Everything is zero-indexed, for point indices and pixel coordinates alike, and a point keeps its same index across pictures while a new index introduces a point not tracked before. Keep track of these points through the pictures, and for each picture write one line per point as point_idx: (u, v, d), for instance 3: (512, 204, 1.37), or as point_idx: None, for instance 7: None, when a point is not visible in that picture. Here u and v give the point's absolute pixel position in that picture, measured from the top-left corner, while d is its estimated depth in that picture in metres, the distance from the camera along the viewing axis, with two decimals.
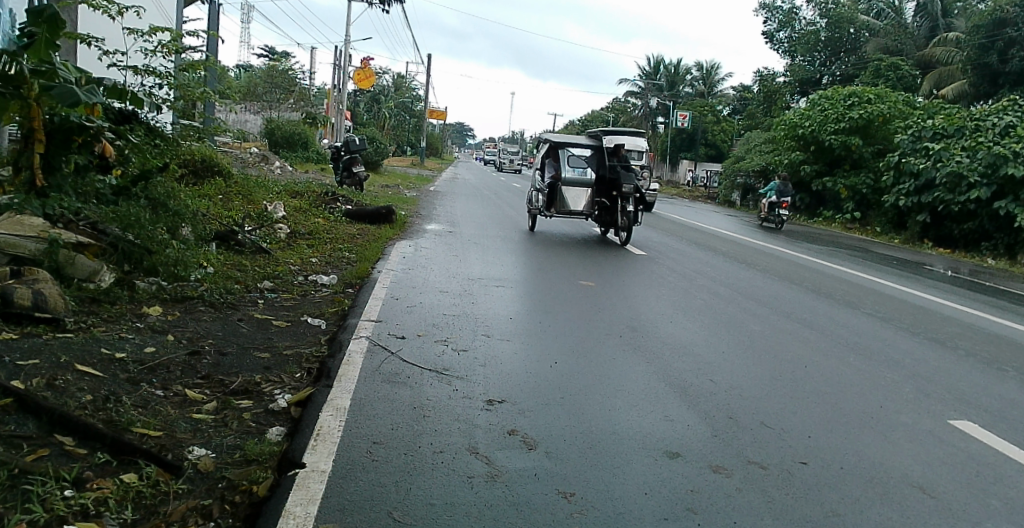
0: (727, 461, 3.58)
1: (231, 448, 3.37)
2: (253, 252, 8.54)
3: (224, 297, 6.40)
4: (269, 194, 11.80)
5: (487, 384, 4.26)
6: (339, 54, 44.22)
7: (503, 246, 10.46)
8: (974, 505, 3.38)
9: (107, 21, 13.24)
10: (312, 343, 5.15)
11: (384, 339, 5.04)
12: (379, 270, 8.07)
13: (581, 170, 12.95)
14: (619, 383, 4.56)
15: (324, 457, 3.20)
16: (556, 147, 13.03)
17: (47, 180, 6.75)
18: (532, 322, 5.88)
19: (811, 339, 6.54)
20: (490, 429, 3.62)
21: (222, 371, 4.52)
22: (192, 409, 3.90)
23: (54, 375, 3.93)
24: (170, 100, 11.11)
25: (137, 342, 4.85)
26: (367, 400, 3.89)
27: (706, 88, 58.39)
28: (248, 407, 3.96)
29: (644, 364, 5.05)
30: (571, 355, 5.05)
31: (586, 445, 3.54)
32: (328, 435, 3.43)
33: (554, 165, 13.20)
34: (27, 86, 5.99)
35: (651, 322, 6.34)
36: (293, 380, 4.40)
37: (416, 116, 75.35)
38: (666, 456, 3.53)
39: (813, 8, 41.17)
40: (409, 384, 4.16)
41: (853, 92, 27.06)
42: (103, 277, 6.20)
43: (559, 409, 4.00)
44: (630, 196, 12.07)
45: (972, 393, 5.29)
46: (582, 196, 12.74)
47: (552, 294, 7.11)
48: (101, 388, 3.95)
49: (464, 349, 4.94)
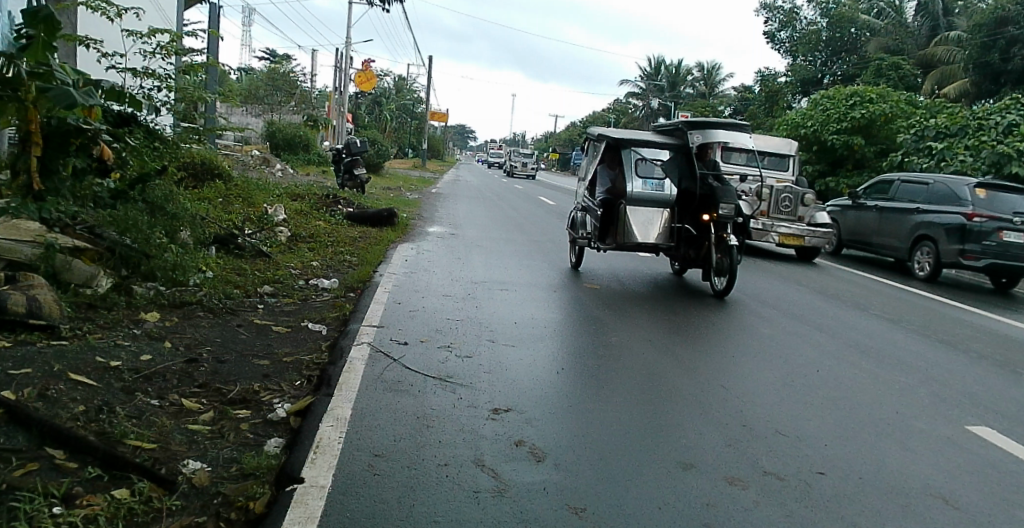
0: (741, 472, 3.45)
1: (228, 462, 3.25)
2: (253, 255, 8.41)
3: (221, 302, 6.28)
4: (269, 197, 11.69)
5: (493, 392, 4.14)
6: (340, 56, 44.15)
7: (507, 249, 10.32)
8: (1000, 516, 3.24)
9: (105, 23, 13.13)
10: (313, 349, 5.02)
11: (386, 345, 4.92)
12: (381, 273, 7.96)
13: (657, 181, 8.53)
14: (629, 390, 4.44)
15: (324, 472, 3.07)
16: (617, 145, 8.68)
17: (44, 184, 6.49)
18: (538, 327, 5.75)
19: (821, 343, 6.40)
20: (497, 440, 3.49)
21: (219, 379, 4.41)
22: (188, 419, 3.79)
23: (46, 385, 3.82)
24: (169, 103, 11.04)
25: (132, 350, 4.73)
26: (369, 409, 3.77)
27: (707, 89, 57.76)
28: (246, 417, 3.84)
29: (652, 370, 4.92)
30: (579, 362, 4.92)
31: (596, 457, 3.42)
32: (329, 447, 3.31)
33: (611, 172, 8.95)
34: (25, 88, 5.85)
35: (658, 326, 6.22)
36: (293, 388, 4.27)
37: (417, 118, 75.28)
38: (678, 467, 3.41)
39: (813, 7, 41.15)
40: (411, 392, 4.04)
41: (855, 91, 26.96)
42: (100, 282, 6.08)
43: (567, 418, 3.88)
44: (731, 221, 8.04)
45: (988, 398, 5.15)
46: (657, 220, 8.46)
47: (557, 299, 6.97)
48: (95, 398, 3.83)
49: (468, 356, 4.79)
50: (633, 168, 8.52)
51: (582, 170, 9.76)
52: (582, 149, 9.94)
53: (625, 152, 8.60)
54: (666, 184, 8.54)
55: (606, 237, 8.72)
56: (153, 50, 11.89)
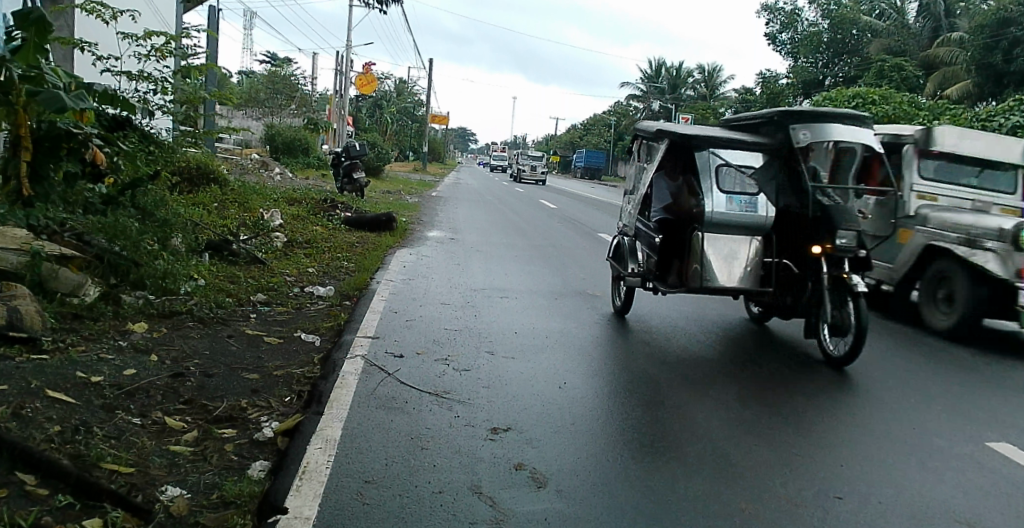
0: (754, 492, 3.25)
1: (209, 488, 3.05)
2: (248, 261, 8.17)
3: (213, 311, 6.07)
4: (266, 201, 11.50)
5: (492, 410, 3.93)
6: (341, 59, 44.01)
7: (507, 254, 10.12)
8: None
9: (100, 25, 12.96)
10: (304, 362, 4.82)
11: (380, 358, 4.71)
12: (378, 280, 7.76)
13: (746, 197, 5.98)
14: (635, 407, 4.24)
15: (310, 501, 2.87)
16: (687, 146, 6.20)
17: (34, 190, 6.16)
18: (539, 338, 5.54)
19: (831, 352, 6.19)
20: (495, 463, 3.30)
21: (206, 396, 4.21)
22: (170, 440, 3.59)
23: (21, 403, 3.62)
24: (165, 106, 10.86)
25: (117, 364, 4.53)
26: (360, 430, 3.57)
27: (708, 91, 57.89)
28: (231, 437, 3.64)
29: (658, 384, 4.72)
30: (582, 376, 4.71)
31: (601, 482, 3.21)
32: (316, 473, 3.11)
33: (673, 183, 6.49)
34: (15, 92, 5.59)
35: (662, 337, 6.03)
36: (282, 404, 4.07)
37: (417, 121, 75.17)
38: (690, 493, 3.20)
39: (815, 8, 41.03)
40: (405, 409, 3.85)
41: (857, 93, 26.85)
42: (88, 291, 5.88)
43: (569, 438, 3.67)
44: (849, 254, 5.68)
45: (1006, 410, 4.95)
46: (742, 253, 6.00)
47: (559, 307, 6.76)
48: (72, 417, 3.63)
49: (466, 369, 4.60)
50: (717, 181, 5.96)
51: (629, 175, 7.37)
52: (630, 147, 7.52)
53: (700, 154, 6.09)
54: (761, 200, 6.00)
55: (667, 272, 6.42)
56: (147, 53, 11.71)
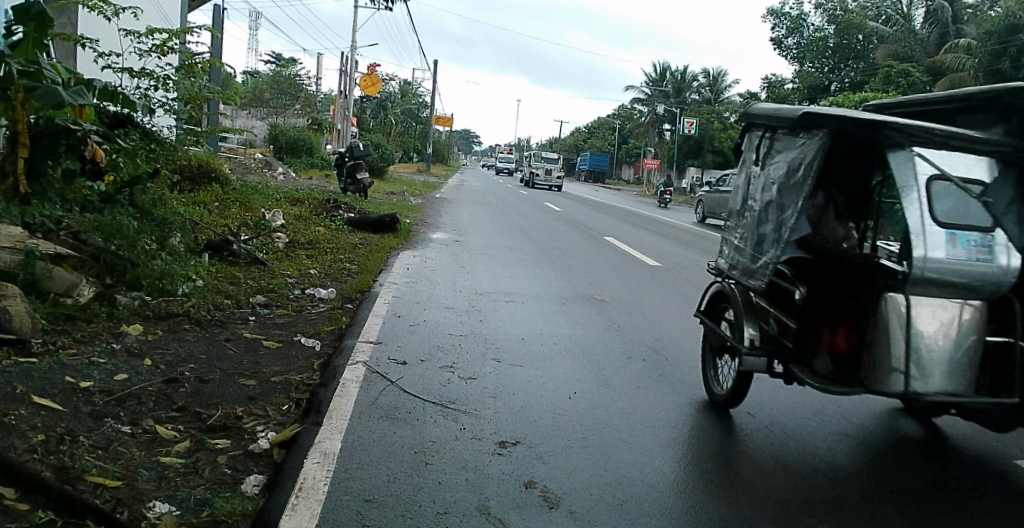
0: (777, 516, 3.05)
1: (200, 505, 2.87)
2: (248, 262, 7.97)
3: (211, 314, 5.88)
4: (268, 201, 11.31)
5: (500, 422, 3.75)
6: (346, 60, 43.91)
7: (514, 256, 9.92)
8: None
9: (102, 22, 12.85)
10: (304, 368, 4.63)
11: (383, 365, 4.52)
12: (381, 283, 7.58)
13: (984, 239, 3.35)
14: (647, 420, 4.05)
15: (307, 521, 2.68)
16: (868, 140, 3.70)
17: (30, 187, 6.25)
18: (547, 345, 5.35)
19: None
20: (504, 481, 3.11)
21: (200, 403, 4.03)
22: (160, 451, 3.40)
23: (4, 410, 3.44)
24: (167, 104, 10.75)
25: (108, 369, 4.35)
26: (360, 442, 3.38)
27: (714, 95, 57.90)
28: (225, 449, 3.45)
29: (673, 397, 4.51)
30: (592, 384, 4.53)
31: (616, 503, 3.02)
32: (313, 491, 2.92)
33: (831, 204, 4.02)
34: (14, 87, 5.58)
35: (675, 343, 5.82)
36: (279, 413, 3.88)
37: (421, 123, 75.10)
38: (710, 516, 3.00)
39: (821, 14, 40.81)
40: (406, 420, 3.65)
41: (865, 98, 26.72)
42: (82, 291, 5.69)
43: (581, 453, 3.48)
44: None
45: None
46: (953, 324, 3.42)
47: (566, 312, 6.57)
48: (57, 425, 3.45)
49: (472, 378, 4.40)
50: (928, 199, 3.38)
51: (737, 185, 4.89)
52: (741, 140, 5.01)
53: (894, 152, 3.54)
54: (1000, 239, 3.38)
55: (808, 345, 3.99)
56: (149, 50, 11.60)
